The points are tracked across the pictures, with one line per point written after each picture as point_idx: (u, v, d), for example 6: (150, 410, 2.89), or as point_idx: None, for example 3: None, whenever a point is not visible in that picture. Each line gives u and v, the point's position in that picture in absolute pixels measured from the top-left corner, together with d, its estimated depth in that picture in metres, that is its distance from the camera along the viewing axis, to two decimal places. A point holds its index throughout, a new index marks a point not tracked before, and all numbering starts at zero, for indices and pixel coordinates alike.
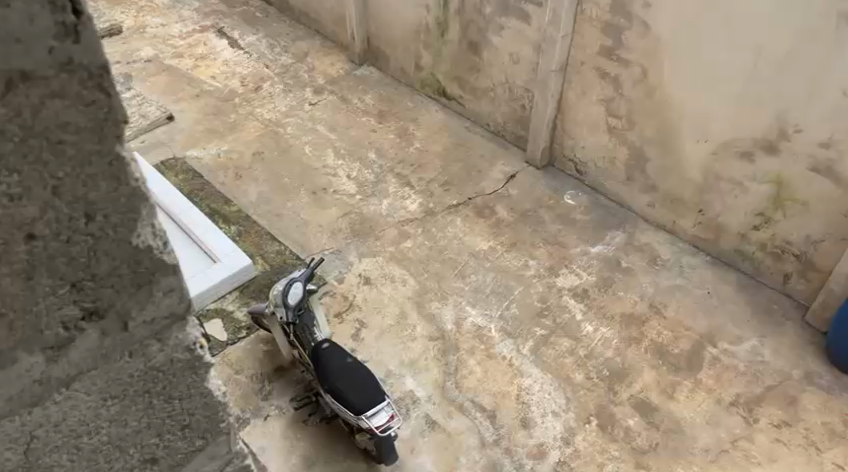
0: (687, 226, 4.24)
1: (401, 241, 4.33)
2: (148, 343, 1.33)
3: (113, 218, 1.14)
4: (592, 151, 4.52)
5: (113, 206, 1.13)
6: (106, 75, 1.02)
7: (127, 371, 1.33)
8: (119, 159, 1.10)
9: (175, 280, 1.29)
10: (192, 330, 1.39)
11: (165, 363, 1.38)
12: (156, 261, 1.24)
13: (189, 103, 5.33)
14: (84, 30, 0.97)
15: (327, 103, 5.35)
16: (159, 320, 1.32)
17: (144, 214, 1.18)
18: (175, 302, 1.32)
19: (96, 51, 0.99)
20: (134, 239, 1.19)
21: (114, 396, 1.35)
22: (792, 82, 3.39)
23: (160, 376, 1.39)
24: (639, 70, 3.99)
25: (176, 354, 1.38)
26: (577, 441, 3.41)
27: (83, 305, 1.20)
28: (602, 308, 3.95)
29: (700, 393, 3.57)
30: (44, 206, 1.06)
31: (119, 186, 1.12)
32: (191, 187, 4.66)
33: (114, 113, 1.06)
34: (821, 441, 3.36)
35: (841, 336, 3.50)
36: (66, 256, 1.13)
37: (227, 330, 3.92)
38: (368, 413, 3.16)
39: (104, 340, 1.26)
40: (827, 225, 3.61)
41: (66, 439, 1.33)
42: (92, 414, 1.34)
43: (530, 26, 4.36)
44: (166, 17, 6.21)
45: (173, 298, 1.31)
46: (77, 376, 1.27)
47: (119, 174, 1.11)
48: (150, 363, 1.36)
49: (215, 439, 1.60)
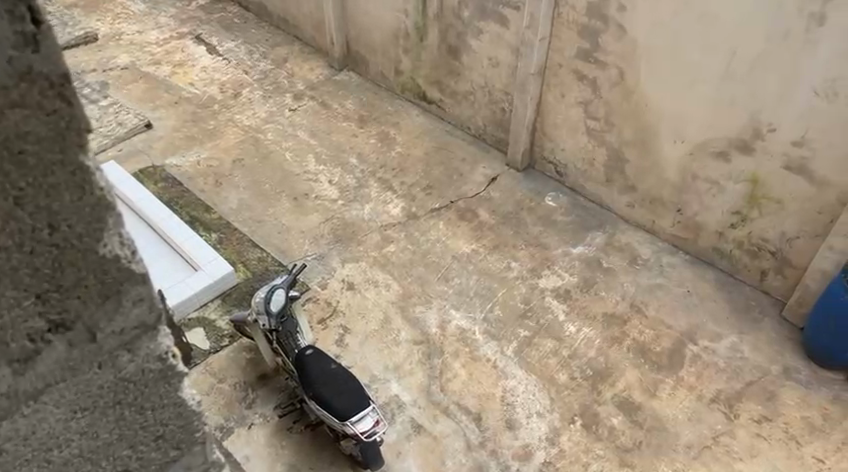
0: (666, 225, 4.30)
1: (384, 245, 4.33)
2: (117, 354, 1.14)
3: (78, 227, 0.97)
4: (571, 153, 4.57)
5: (78, 214, 0.96)
6: (68, 83, 0.87)
7: (96, 383, 1.14)
8: (84, 168, 0.94)
9: (145, 288, 1.11)
10: (164, 339, 1.19)
11: (136, 374, 1.18)
12: (124, 271, 1.06)
13: (168, 110, 5.29)
14: (44, 39, 0.82)
15: (307, 108, 5.34)
16: (129, 330, 1.12)
17: (111, 223, 1.01)
18: (145, 312, 1.13)
19: (58, 61, 0.85)
20: (101, 249, 1.01)
21: (84, 408, 1.15)
22: (768, 82, 3.45)
23: (131, 387, 1.19)
24: (616, 72, 4.04)
25: (148, 364, 1.19)
26: (561, 441, 3.43)
27: (49, 317, 1.01)
28: (583, 308, 3.99)
29: (681, 390, 3.62)
30: (6, 216, 0.89)
31: (84, 196, 0.95)
32: (171, 195, 4.63)
33: (77, 122, 0.90)
34: (801, 435, 3.42)
35: (818, 332, 3.58)
36: (30, 267, 0.95)
37: (209, 338, 3.90)
38: (353, 419, 3.16)
39: (71, 352, 1.07)
40: (802, 223, 3.68)
41: (36, 453, 1.14)
42: (60, 428, 1.14)
43: (509, 30, 4.40)
44: (142, 24, 6.17)
45: (144, 308, 1.12)
46: (45, 389, 1.08)
47: (84, 183, 0.94)
48: (121, 374, 1.16)
49: (190, 449, 1.37)
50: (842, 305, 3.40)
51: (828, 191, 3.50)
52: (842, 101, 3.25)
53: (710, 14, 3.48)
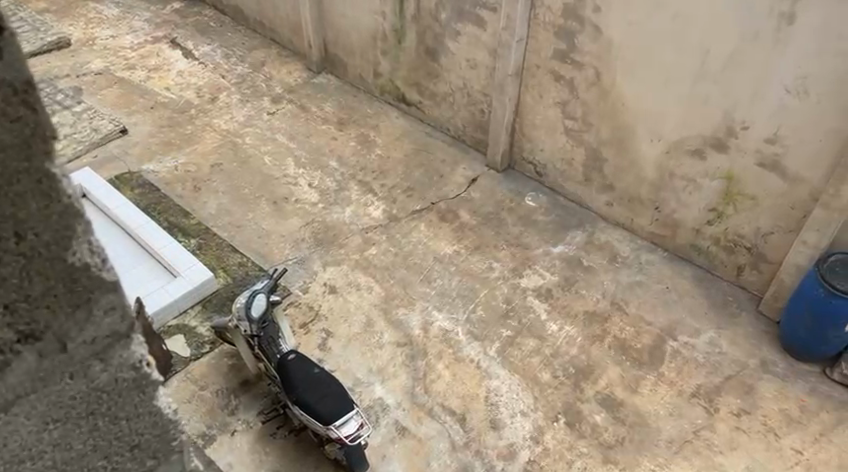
0: (644, 223, 4.35)
1: (366, 248, 4.33)
2: (90, 363, 1.10)
3: (46, 236, 0.94)
4: (550, 153, 4.60)
5: (45, 224, 0.93)
6: (32, 89, 0.85)
7: (68, 393, 1.10)
8: (50, 176, 0.91)
9: (117, 296, 1.07)
10: (138, 347, 1.15)
11: (109, 384, 1.15)
12: (95, 280, 1.02)
13: (144, 115, 5.23)
14: (6, 44, 0.81)
15: (285, 112, 5.32)
16: (101, 340, 1.09)
17: (80, 231, 0.98)
18: (117, 321, 1.10)
19: (20, 67, 0.83)
20: (70, 258, 0.98)
21: (57, 419, 1.12)
22: (740, 81, 3.52)
23: (104, 397, 1.15)
24: (593, 72, 4.08)
25: (121, 372, 1.15)
26: (545, 439, 3.45)
27: (17, 329, 0.98)
28: (565, 306, 4.02)
29: (662, 386, 3.66)
30: None
31: (51, 203, 0.92)
32: (149, 201, 4.59)
33: (42, 128, 0.88)
34: (779, 427, 3.48)
35: (794, 325, 3.64)
36: None
37: (189, 345, 3.87)
38: (336, 423, 3.14)
39: (41, 363, 1.04)
40: (776, 219, 3.75)
41: (7, 464, 1.11)
42: (33, 439, 1.11)
43: (486, 32, 4.42)
44: (116, 29, 6.09)
45: (116, 317, 1.09)
46: (15, 401, 1.04)
47: (50, 191, 0.92)
48: (93, 384, 1.13)
49: (167, 458, 1.32)
50: (816, 300, 3.47)
51: (801, 188, 3.57)
52: (813, 99, 3.33)
53: (683, 15, 3.54)
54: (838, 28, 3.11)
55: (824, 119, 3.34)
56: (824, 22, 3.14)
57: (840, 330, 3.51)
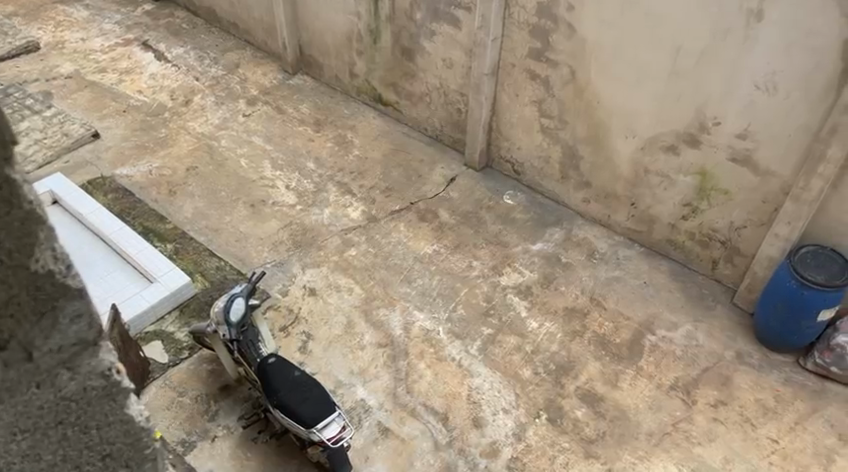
0: (621, 220, 4.40)
1: (345, 249, 4.32)
2: (57, 372, 1.14)
3: (8, 244, 1.00)
4: (527, 151, 4.63)
5: (7, 232, 0.99)
6: None
7: (35, 403, 1.14)
8: (12, 185, 0.97)
9: (83, 304, 1.12)
10: (107, 355, 1.20)
11: (78, 392, 1.18)
12: (60, 287, 1.08)
13: (116, 119, 5.16)
14: None
15: (261, 114, 5.28)
16: (68, 348, 1.13)
17: (43, 239, 1.04)
18: (84, 329, 1.14)
19: None
20: (33, 265, 1.03)
21: (24, 431, 1.15)
22: (711, 77, 3.58)
23: (73, 406, 1.19)
24: (567, 70, 4.12)
25: (90, 381, 1.19)
26: (528, 436, 3.47)
27: None
28: (545, 303, 4.05)
29: (642, 380, 3.71)
30: None
31: (11, 210, 0.98)
32: (123, 206, 4.52)
33: (3, 136, 0.94)
34: (756, 417, 3.55)
35: (767, 317, 3.71)
36: None
37: (168, 352, 3.82)
38: (318, 426, 3.13)
39: (7, 373, 1.08)
40: (749, 212, 3.82)
41: None
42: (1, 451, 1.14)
43: (461, 31, 4.44)
44: (85, 31, 5.99)
45: (82, 325, 1.13)
46: None
47: (11, 197, 0.97)
48: (62, 393, 1.16)
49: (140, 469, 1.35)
50: (789, 291, 3.54)
51: (772, 181, 3.64)
52: (782, 94, 3.40)
53: (654, 14, 3.60)
54: (806, 24, 3.18)
55: (792, 113, 3.41)
56: (792, 19, 3.21)
57: (812, 321, 3.58)
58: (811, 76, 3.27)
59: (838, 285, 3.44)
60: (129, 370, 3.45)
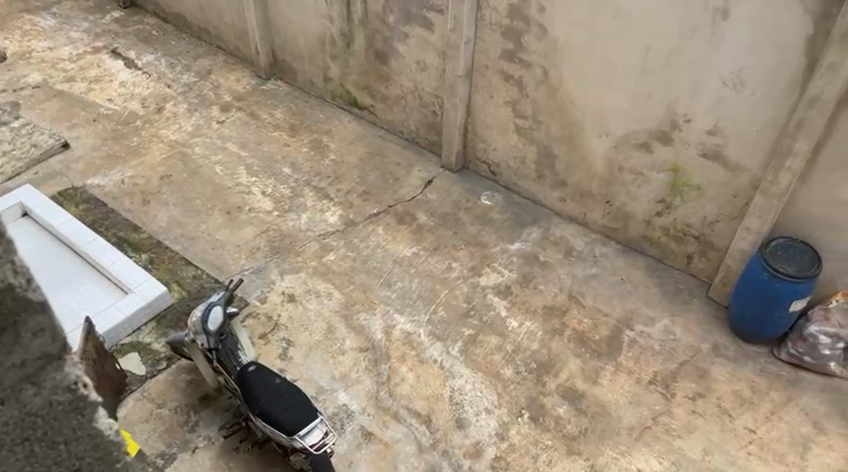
0: (597, 218, 4.45)
1: (324, 254, 4.30)
2: (21, 387, 1.15)
3: None
4: (503, 152, 4.66)
5: None
6: None
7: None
8: None
9: (45, 317, 1.13)
10: (72, 368, 1.21)
11: (44, 408, 1.19)
12: (20, 300, 1.08)
13: (86, 128, 5.08)
14: None
15: (235, 120, 5.24)
16: (31, 362, 1.14)
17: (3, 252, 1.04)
18: (48, 342, 1.15)
19: None
20: None
21: None
22: (680, 75, 3.64)
23: (40, 423, 1.20)
24: (540, 71, 4.16)
25: (56, 396, 1.20)
26: (511, 435, 3.49)
27: None
28: (525, 302, 4.07)
29: (621, 375, 3.75)
30: None
31: None
32: (95, 216, 4.45)
33: None
34: (733, 408, 3.61)
35: (741, 308, 3.79)
36: None
37: (145, 363, 3.77)
38: (301, 433, 3.11)
39: None
40: (721, 207, 3.89)
41: None
42: None
43: (434, 34, 4.45)
44: (53, 40, 5.89)
45: (45, 338, 1.14)
46: None
47: None
48: (26, 409, 1.17)
49: None
50: (763, 283, 3.60)
51: (742, 176, 3.72)
52: (749, 91, 3.48)
53: (623, 14, 3.65)
54: (771, 23, 3.26)
55: (760, 109, 3.49)
56: (756, 18, 3.28)
57: (785, 311, 3.65)
58: (777, 72, 3.35)
59: (810, 276, 3.52)
60: (106, 382, 3.40)
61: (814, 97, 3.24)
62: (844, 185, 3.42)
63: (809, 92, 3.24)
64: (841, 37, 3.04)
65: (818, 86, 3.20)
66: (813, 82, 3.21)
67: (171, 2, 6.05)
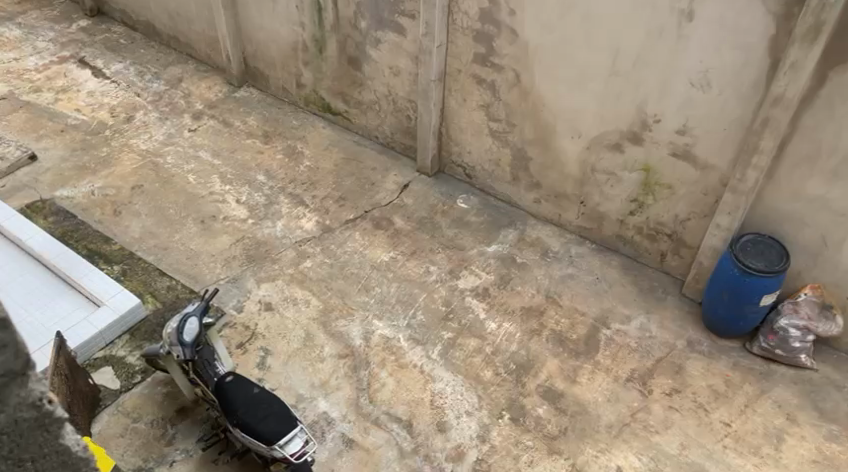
0: (572, 218, 4.50)
1: (300, 262, 4.27)
2: None
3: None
4: (478, 155, 4.69)
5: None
6: None
7: None
8: None
9: (8, 339, 1.57)
10: (37, 386, 1.66)
11: (10, 423, 1.62)
12: None
13: (54, 139, 4.99)
14: None
15: (207, 128, 5.19)
16: None
17: None
18: (10, 361, 1.57)
19: None
20: None
21: None
22: (649, 76, 3.71)
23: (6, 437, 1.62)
24: (512, 74, 4.20)
25: (21, 412, 1.63)
26: (492, 437, 3.50)
27: None
28: (503, 303, 4.10)
29: (599, 374, 3.79)
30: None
31: None
32: (64, 229, 4.37)
33: None
34: (708, 403, 3.67)
35: (714, 304, 3.86)
36: None
37: (119, 377, 3.70)
38: (281, 442, 3.08)
39: None
40: (692, 205, 3.96)
41: None
42: None
43: (407, 39, 4.47)
44: (18, 51, 5.79)
45: (8, 355, 1.57)
46: None
47: None
48: None
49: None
50: (735, 279, 3.68)
51: (712, 174, 3.79)
52: (716, 91, 3.56)
53: (591, 17, 3.71)
54: (734, 24, 3.33)
55: (727, 108, 3.57)
56: (720, 19, 3.36)
57: (757, 306, 3.73)
58: (742, 72, 3.43)
59: (779, 270, 3.60)
60: (79, 398, 3.33)
61: (778, 96, 3.32)
62: (809, 181, 3.51)
63: (773, 91, 3.32)
64: (802, 37, 3.13)
65: (781, 85, 3.28)
66: (776, 82, 3.29)
67: (139, 10, 5.98)
